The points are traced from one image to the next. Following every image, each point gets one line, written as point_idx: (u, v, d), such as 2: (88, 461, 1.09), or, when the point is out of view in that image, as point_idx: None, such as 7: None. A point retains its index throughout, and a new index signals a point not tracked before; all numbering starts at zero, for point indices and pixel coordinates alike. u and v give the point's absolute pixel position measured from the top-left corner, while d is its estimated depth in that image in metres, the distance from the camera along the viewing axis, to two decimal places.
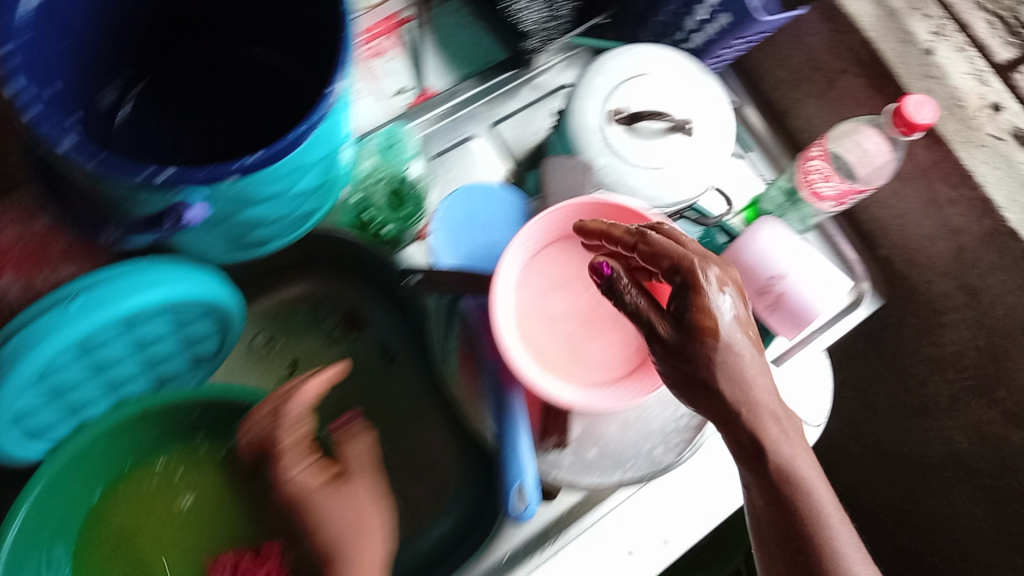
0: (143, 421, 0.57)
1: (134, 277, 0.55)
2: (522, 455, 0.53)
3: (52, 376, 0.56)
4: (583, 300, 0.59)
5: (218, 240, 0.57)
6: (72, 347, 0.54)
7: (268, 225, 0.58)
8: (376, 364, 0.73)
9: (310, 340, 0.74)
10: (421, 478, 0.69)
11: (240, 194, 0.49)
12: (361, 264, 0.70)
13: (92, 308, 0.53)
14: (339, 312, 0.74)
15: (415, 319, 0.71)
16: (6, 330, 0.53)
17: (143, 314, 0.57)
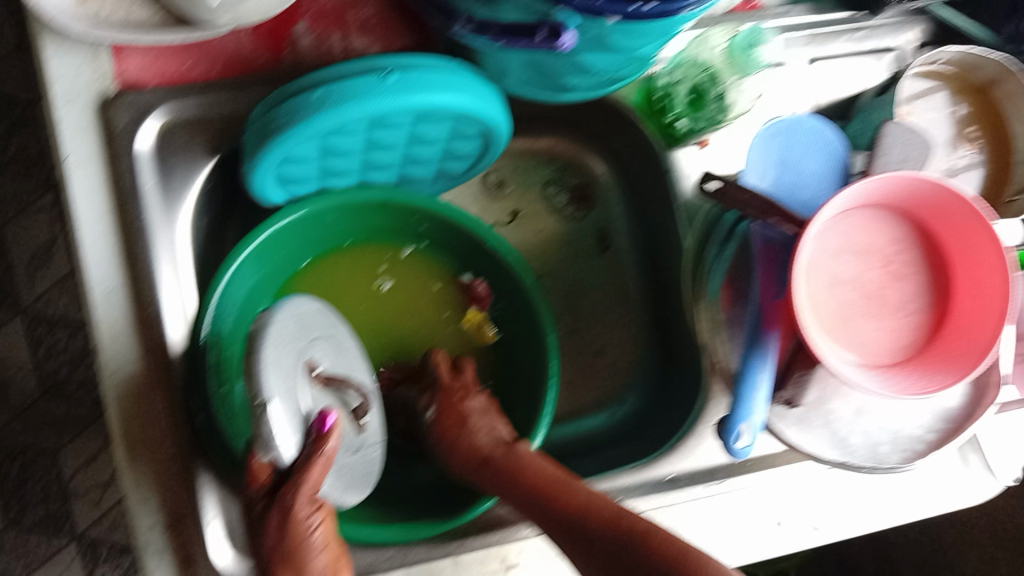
0: (404, 212, 0.65)
1: (446, 77, 0.54)
2: (754, 397, 0.53)
3: (334, 139, 0.55)
4: (876, 277, 0.56)
5: (536, 72, 0.55)
6: (368, 119, 0.53)
7: (584, 77, 0.55)
8: (590, 242, 0.73)
9: (532, 193, 0.73)
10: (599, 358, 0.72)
11: (604, 36, 0.47)
12: (628, 150, 0.67)
13: (402, 91, 0.52)
14: (573, 178, 0.73)
15: (652, 225, 0.68)
16: (307, 81, 0.53)
17: (437, 115, 0.55)
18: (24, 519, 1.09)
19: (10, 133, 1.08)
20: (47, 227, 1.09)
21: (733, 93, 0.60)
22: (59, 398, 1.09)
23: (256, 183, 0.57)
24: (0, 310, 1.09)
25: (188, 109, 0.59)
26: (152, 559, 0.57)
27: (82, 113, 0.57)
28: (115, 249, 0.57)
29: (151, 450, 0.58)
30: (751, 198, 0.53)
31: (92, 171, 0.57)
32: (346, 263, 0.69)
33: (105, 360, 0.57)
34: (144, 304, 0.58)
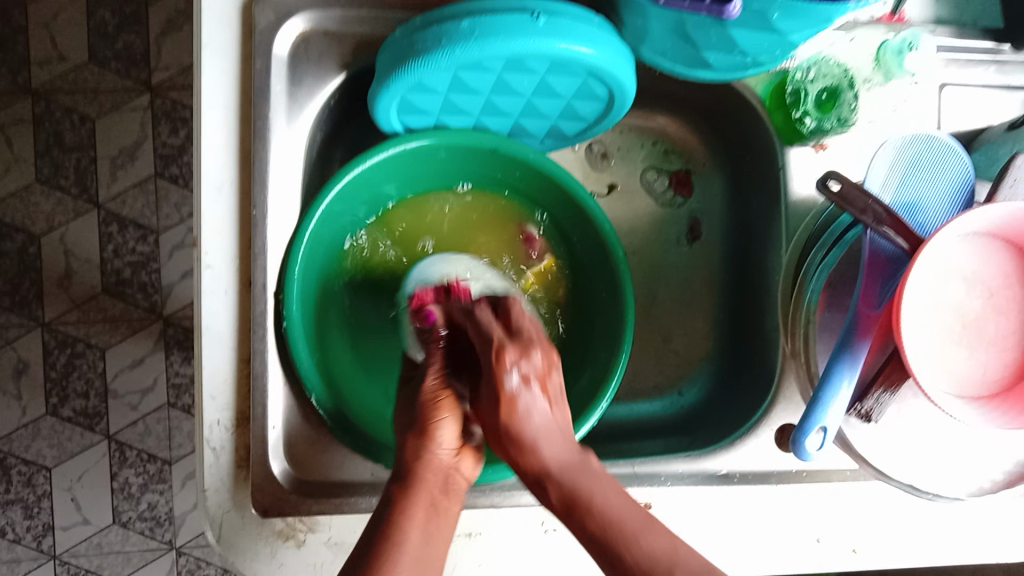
0: (510, 162, 0.65)
1: (590, 31, 0.54)
2: (831, 401, 0.52)
3: (467, 74, 0.55)
4: (978, 307, 0.54)
5: (680, 41, 0.55)
6: (507, 59, 0.53)
7: (724, 53, 0.56)
8: (681, 230, 0.73)
9: (632, 168, 0.73)
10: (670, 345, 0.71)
11: (765, 13, 0.48)
12: (743, 139, 0.67)
13: (547, 36, 0.52)
14: (675, 164, 0.73)
15: (746, 221, 0.69)
16: (455, 10, 0.53)
17: (572, 68, 0.55)
18: (61, 410, 1.11)
19: (120, 31, 1.11)
20: (137, 128, 1.11)
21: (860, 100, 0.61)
22: (119, 298, 1.11)
23: (380, 105, 0.58)
24: (78, 201, 1.11)
25: (329, 22, 0.59)
26: (211, 453, 0.58)
27: (226, 7, 0.58)
28: (231, 144, 0.58)
29: (231, 346, 0.58)
30: (871, 205, 0.53)
31: (225, 63, 0.57)
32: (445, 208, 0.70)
33: (202, 251, 0.58)
34: (249, 202, 0.58)
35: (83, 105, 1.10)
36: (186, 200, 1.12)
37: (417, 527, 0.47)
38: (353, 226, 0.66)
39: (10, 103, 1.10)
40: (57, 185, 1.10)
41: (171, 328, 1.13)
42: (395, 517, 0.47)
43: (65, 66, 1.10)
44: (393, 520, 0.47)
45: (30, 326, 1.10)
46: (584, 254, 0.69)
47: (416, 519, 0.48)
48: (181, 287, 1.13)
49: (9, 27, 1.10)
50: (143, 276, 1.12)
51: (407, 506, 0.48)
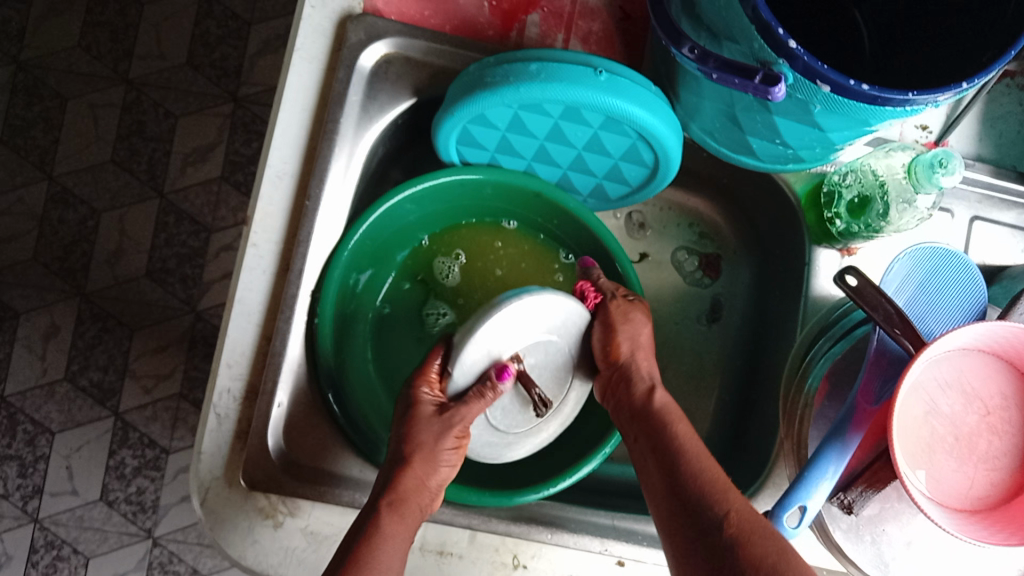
0: (552, 209, 0.69)
1: (645, 95, 0.58)
2: (815, 484, 0.54)
3: (527, 115, 0.59)
4: (972, 423, 0.56)
5: (728, 122, 0.59)
6: (564, 106, 0.57)
7: (767, 142, 0.59)
8: (702, 310, 0.75)
9: (666, 241, 0.76)
10: None
11: (808, 105, 0.51)
12: (779, 233, 0.70)
13: (605, 90, 0.56)
14: (709, 247, 0.76)
15: (769, 314, 0.71)
16: (528, 54, 0.58)
17: (624, 127, 0.59)
18: (78, 378, 1.14)
19: (220, 42, 1.19)
20: (214, 132, 1.18)
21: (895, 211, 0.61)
22: (159, 284, 1.16)
23: (441, 130, 0.62)
24: (144, 187, 1.17)
25: (413, 50, 0.64)
26: (215, 418, 0.60)
27: (324, 19, 0.63)
28: (299, 140, 0.62)
29: (257, 323, 0.61)
30: (884, 304, 0.55)
31: (311, 68, 0.62)
32: (480, 234, 0.72)
33: (251, 230, 0.61)
34: (304, 194, 0.62)
35: (170, 101, 1.18)
36: (243, 207, 1.18)
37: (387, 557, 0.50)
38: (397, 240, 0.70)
39: (105, 86, 1.17)
40: (129, 167, 1.17)
41: (201, 323, 1.16)
42: (373, 542, 0.50)
43: (163, 63, 1.18)
44: (362, 552, 0.50)
45: (70, 293, 1.15)
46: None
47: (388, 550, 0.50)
48: (219, 286, 1.17)
49: (123, 20, 1.19)
50: (186, 268, 1.16)
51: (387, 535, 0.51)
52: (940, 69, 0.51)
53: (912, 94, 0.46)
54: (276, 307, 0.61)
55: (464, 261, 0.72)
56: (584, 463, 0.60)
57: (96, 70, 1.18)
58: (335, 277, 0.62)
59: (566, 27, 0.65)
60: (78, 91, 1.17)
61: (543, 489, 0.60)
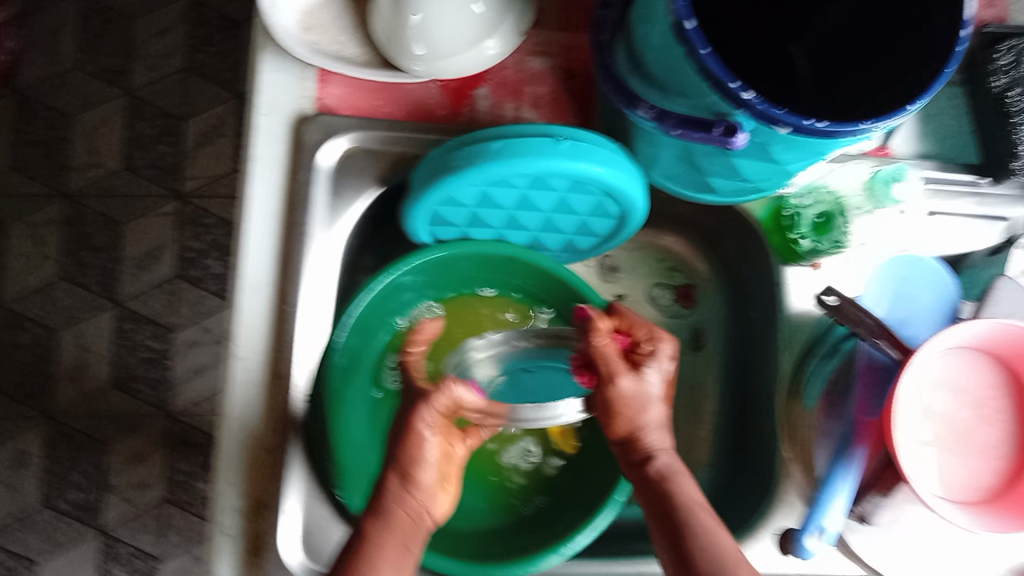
0: (529, 271, 0.70)
1: (606, 154, 0.60)
2: (829, 504, 0.55)
3: (494, 190, 0.61)
4: (967, 418, 0.59)
5: (687, 167, 0.62)
6: (530, 177, 0.59)
7: (727, 180, 0.62)
8: (684, 341, 0.77)
9: (641, 278, 0.78)
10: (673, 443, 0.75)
11: (766, 144, 0.54)
12: (748, 256, 0.72)
13: (568, 156, 0.58)
14: (683, 278, 0.78)
15: (750, 334, 0.73)
16: (486, 133, 0.59)
17: (589, 187, 0.61)
18: (59, 502, 1.11)
19: (155, 141, 1.18)
20: (162, 231, 1.16)
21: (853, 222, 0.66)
22: (129, 393, 1.14)
23: (412, 215, 0.63)
24: (98, 297, 1.15)
25: (371, 141, 0.64)
26: (229, 537, 0.59)
27: (278, 124, 0.63)
28: (272, 247, 0.62)
29: (258, 435, 0.61)
30: (865, 319, 0.58)
31: (274, 175, 0.63)
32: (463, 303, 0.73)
33: (236, 343, 0.61)
34: (285, 301, 0.62)
35: (112, 207, 1.16)
36: (204, 301, 1.16)
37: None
38: (384, 324, 0.70)
39: (43, 203, 1.15)
40: (79, 281, 1.15)
41: (178, 425, 1.14)
42: (363, 565, 0.50)
43: (100, 170, 1.16)
44: (352, 569, 0.50)
45: (39, 417, 1.12)
46: None
47: (382, 568, 0.50)
48: (191, 385, 1.15)
49: (51, 133, 1.17)
50: (153, 372, 1.14)
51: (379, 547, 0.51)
52: (887, 94, 0.54)
53: (860, 126, 0.49)
54: (278, 417, 0.61)
55: (441, 311, 0.72)
56: (599, 514, 0.62)
57: (31, 187, 1.15)
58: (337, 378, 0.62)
59: (515, 96, 0.67)
60: (16, 211, 1.15)
61: (565, 546, 0.61)
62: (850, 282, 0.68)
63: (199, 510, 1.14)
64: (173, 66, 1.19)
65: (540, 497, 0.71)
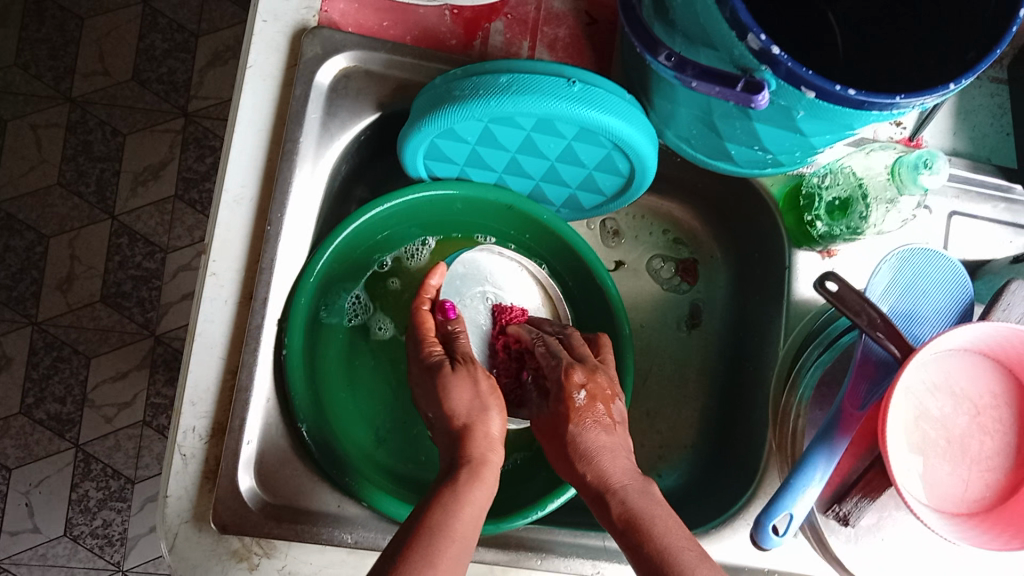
0: (525, 222, 0.67)
1: (621, 105, 0.56)
2: (801, 491, 0.53)
3: (498, 128, 0.57)
4: (963, 425, 0.56)
5: (704, 129, 0.58)
6: (537, 118, 0.55)
7: (746, 148, 0.58)
8: (681, 317, 0.74)
9: (644, 246, 0.75)
10: (657, 421, 0.72)
11: (791, 110, 0.50)
12: (759, 236, 0.69)
13: (579, 101, 0.54)
14: (686, 253, 0.75)
15: (750, 317, 0.70)
16: (497, 65, 0.55)
17: (600, 138, 0.57)
18: (35, 411, 1.09)
19: (167, 55, 1.14)
20: (165, 149, 1.14)
21: (874, 213, 0.60)
22: (115, 309, 1.11)
23: (408, 147, 0.59)
24: (94, 209, 1.12)
25: (373, 63, 0.61)
26: (180, 458, 0.57)
27: (278, 33, 0.60)
28: (257, 162, 0.59)
29: (221, 357, 0.58)
30: (868, 310, 0.54)
31: (267, 85, 0.59)
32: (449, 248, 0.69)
33: (209, 258, 0.58)
34: (265, 219, 0.59)
35: (117, 118, 1.13)
36: (200, 224, 1.13)
37: (448, 561, 0.46)
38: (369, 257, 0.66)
39: (47, 106, 1.12)
40: (77, 190, 1.12)
41: (161, 347, 1.12)
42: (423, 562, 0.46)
43: (108, 79, 1.13)
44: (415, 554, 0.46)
45: (21, 323, 1.10)
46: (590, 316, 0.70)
47: (447, 552, 0.47)
48: (178, 308, 1.12)
49: (62, 35, 1.14)
50: (143, 291, 1.12)
51: (436, 542, 0.47)
52: (927, 70, 0.50)
53: (899, 99, 0.45)
54: (243, 340, 0.58)
55: (433, 247, 0.69)
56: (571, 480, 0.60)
57: (36, 89, 1.12)
58: (302, 306, 0.59)
59: (532, 34, 0.63)
60: (19, 111, 1.12)
61: (533, 511, 0.58)
62: (860, 271, 0.64)
63: None
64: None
65: (518, 454, 0.67)
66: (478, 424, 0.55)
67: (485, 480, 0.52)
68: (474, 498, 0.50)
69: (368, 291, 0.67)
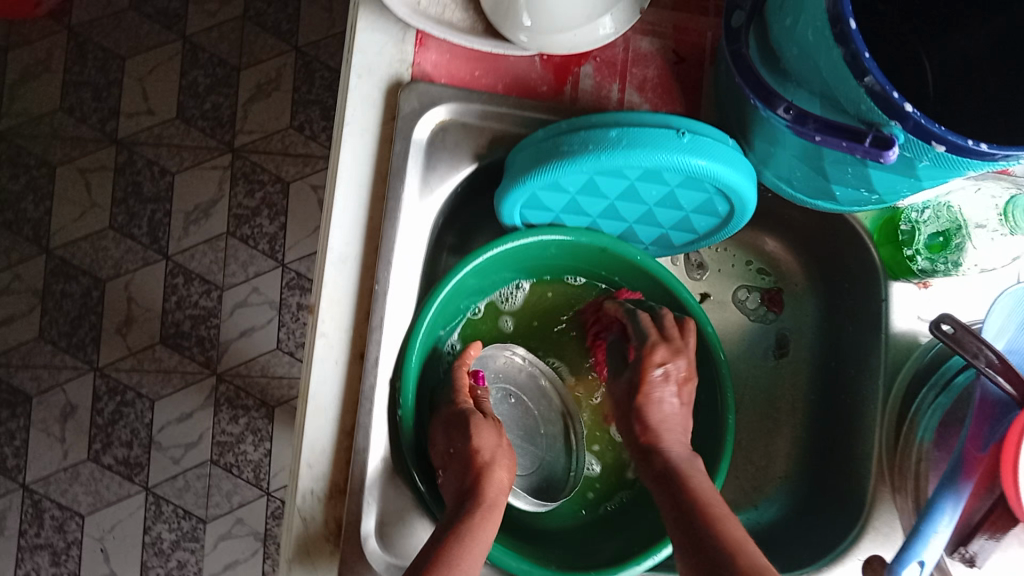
0: (618, 263, 0.66)
1: (728, 153, 0.55)
2: (930, 537, 0.53)
3: (602, 180, 0.56)
4: None
5: (810, 172, 0.57)
6: (644, 170, 0.54)
7: (852, 190, 0.57)
8: (768, 346, 0.73)
9: (731, 277, 0.74)
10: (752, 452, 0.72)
11: (913, 160, 0.48)
12: (850, 264, 0.68)
13: (691, 152, 0.53)
14: (772, 282, 0.74)
15: (843, 348, 0.69)
16: (604, 118, 0.55)
17: (704, 184, 0.56)
18: (102, 456, 1.09)
19: (210, 91, 1.14)
20: (215, 186, 1.13)
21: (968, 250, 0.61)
22: (176, 350, 1.11)
23: (508, 199, 0.59)
24: (147, 250, 1.12)
25: (469, 115, 0.61)
26: (301, 521, 0.57)
27: (372, 89, 0.59)
28: (358, 220, 0.58)
29: (333, 418, 0.57)
30: (984, 350, 0.54)
31: (364, 141, 0.59)
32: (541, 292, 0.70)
33: (317, 319, 0.58)
34: (370, 276, 0.58)
35: (165, 158, 1.13)
36: (254, 260, 1.13)
37: (469, 556, 0.51)
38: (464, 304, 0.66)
39: (95, 149, 1.12)
40: (130, 233, 1.12)
41: (223, 385, 1.12)
42: None
43: (154, 119, 1.13)
44: None
45: (83, 369, 1.10)
46: None
47: (472, 549, 0.51)
48: (238, 345, 1.12)
49: (105, 77, 1.13)
50: (201, 330, 1.12)
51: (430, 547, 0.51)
52: None
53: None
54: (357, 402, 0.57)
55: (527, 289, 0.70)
56: None
57: (83, 133, 1.12)
58: (411, 370, 0.58)
59: (621, 77, 0.62)
60: (66, 156, 1.12)
61: (647, 557, 0.57)
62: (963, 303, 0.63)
63: (266, 480, 1.11)
64: (230, 14, 1.15)
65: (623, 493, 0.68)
66: (497, 470, 0.58)
67: (494, 515, 0.54)
68: (487, 533, 0.53)
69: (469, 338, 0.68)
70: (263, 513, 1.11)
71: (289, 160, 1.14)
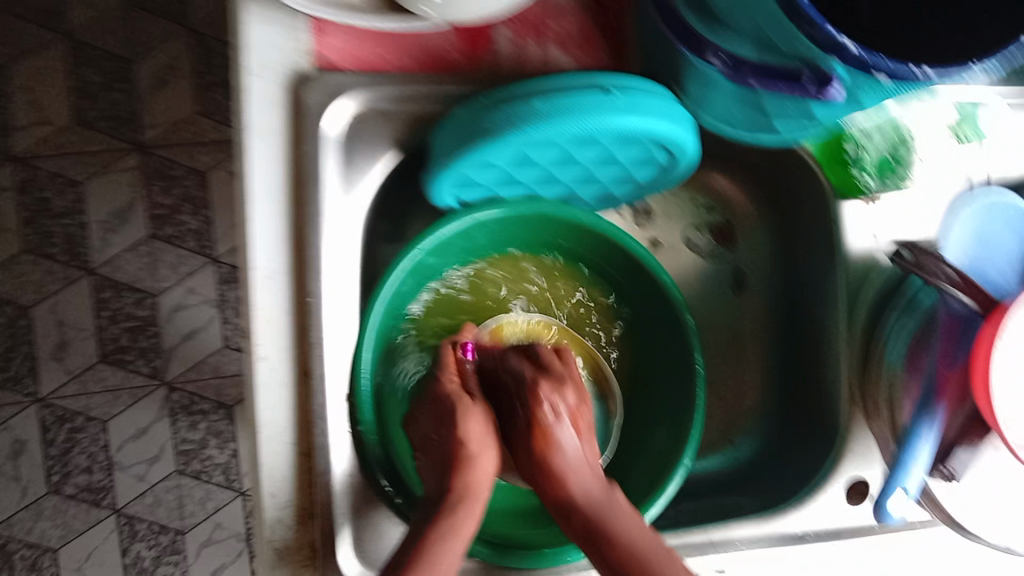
0: (563, 228, 0.63)
1: (662, 105, 0.52)
2: (912, 464, 0.54)
3: (535, 151, 0.53)
4: None
5: (749, 110, 0.54)
6: (577, 137, 0.51)
7: (795, 122, 0.54)
8: (725, 282, 0.72)
9: (680, 217, 0.72)
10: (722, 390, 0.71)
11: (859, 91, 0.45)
12: (799, 191, 0.66)
13: (624, 112, 0.50)
14: (720, 215, 0.72)
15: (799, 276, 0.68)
16: (527, 89, 0.51)
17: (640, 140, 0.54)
18: (63, 487, 1.05)
19: (103, 88, 1.06)
20: (127, 190, 1.06)
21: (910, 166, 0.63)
22: (119, 366, 1.07)
23: (438, 183, 0.55)
24: (68, 268, 1.05)
25: (383, 100, 0.56)
26: (276, 552, 0.54)
27: (272, 86, 0.54)
28: (282, 232, 0.54)
29: (291, 443, 0.54)
30: (943, 268, 0.54)
31: (273, 145, 0.54)
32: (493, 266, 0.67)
33: (256, 343, 0.54)
34: (304, 289, 0.54)
35: (67, 167, 1.05)
36: (184, 260, 1.08)
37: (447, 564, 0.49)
38: (411, 294, 0.63)
39: None
40: (46, 253, 1.05)
41: (176, 393, 1.08)
42: None
43: (47, 127, 1.05)
44: None
45: (25, 403, 1.05)
46: (638, 305, 0.67)
47: (451, 551, 0.49)
48: (183, 349, 1.08)
49: None
50: (142, 341, 1.07)
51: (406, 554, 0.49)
52: None
53: None
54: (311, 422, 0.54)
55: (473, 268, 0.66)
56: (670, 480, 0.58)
57: None
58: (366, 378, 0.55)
59: (537, 33, 0.58)
60: None
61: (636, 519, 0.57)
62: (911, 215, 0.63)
63: (238, 480, 1.09)
64: None
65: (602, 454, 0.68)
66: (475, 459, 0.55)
67: (469, 513, 0.52)
68: (466, 528, 0.51)
69: (422, 326, 0.65)
70: (241, 513, 1.09)
71: (201, 150, 1.08)
